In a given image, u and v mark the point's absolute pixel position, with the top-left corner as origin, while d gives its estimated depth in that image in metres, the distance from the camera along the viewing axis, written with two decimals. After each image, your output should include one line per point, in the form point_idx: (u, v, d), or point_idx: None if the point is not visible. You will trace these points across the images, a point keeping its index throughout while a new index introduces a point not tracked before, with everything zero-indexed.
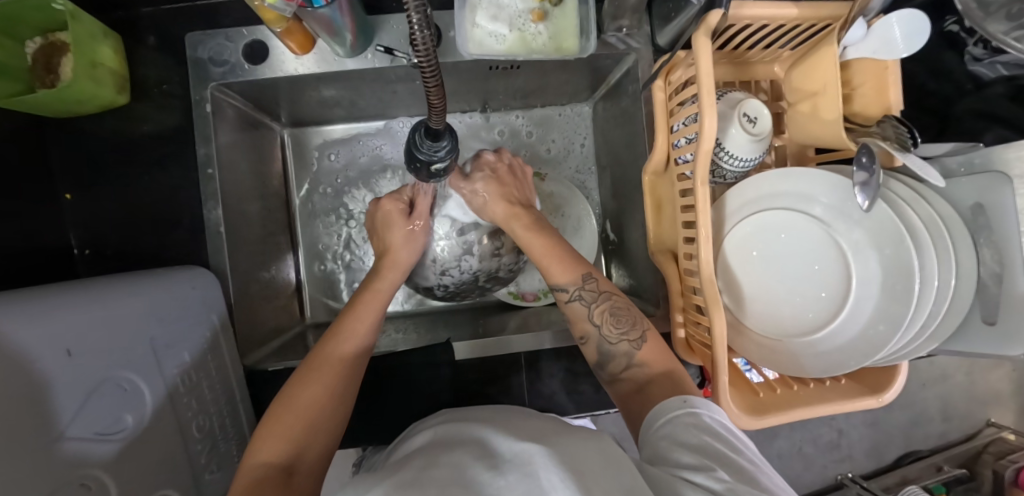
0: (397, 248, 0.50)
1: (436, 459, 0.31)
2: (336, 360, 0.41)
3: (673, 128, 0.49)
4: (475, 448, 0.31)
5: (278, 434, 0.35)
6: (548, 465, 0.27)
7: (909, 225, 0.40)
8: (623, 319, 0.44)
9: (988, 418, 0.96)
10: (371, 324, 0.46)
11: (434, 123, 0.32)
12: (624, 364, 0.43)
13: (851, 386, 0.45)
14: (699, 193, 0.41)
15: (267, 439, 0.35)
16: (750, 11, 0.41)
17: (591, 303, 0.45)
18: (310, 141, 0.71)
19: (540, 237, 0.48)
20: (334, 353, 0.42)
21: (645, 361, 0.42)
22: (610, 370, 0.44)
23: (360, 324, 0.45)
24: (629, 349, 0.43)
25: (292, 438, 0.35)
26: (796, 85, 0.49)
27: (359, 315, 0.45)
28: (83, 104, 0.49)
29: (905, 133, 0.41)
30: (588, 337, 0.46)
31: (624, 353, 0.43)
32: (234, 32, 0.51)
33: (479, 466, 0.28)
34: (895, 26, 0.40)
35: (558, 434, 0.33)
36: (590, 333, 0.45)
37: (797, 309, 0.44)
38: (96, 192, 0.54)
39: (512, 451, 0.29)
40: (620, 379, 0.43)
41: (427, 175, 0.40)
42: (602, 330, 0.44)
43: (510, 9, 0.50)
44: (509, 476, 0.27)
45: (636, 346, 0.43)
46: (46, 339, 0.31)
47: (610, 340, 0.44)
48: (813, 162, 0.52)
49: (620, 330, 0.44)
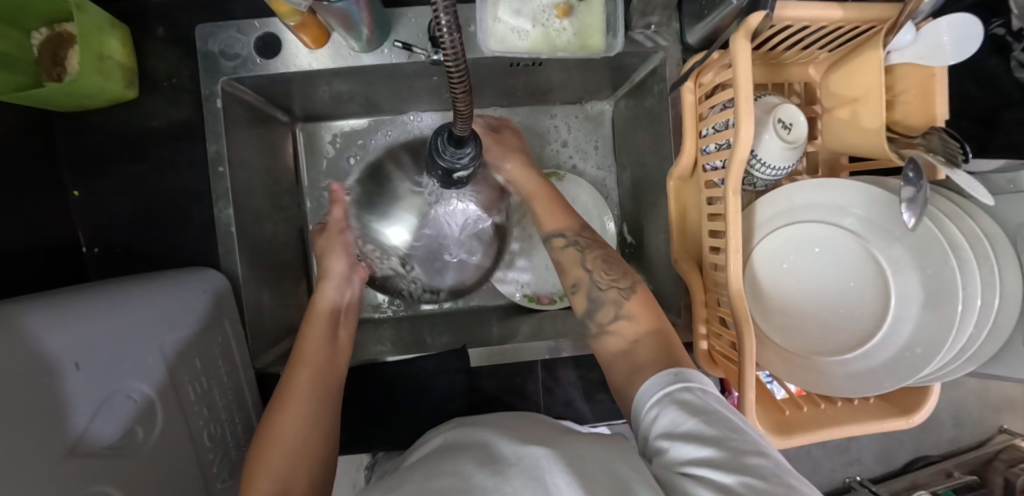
0: (332, 256, 0.54)
1: (435, 469, 0.29)
2: (306, 364, 0.44)
3: (701, 133, 0.47)
4: (479, 454, 0.30)
5: (267, 462, 0.36)
6: (553, 468, 0.26)
7: (954, 243, 0.38)
8: (614, 268, 0.45)
9: (1002, 424, 0.94)
10: (327, 343, 0.47)
11: (459, 129, 0.31)
12: (612, 315, 0.42)
13: (880, 405, 0.44)
14: (730, 203, 0.39)
15: (255, 478, 0.34)
16: (794, 12, 0.39)
17: (585, 250, 0.47)
18: (323, 136, 0.69)
19: (544, 194, 0.53)
20: (301, 376, 0.43)
21: (632, 314, 0.41)
22: (598, 320, 0.42)
23: (316, 344, 0.47)
24: (618, 298, 0.43)
25: (280, 475, 0.35)
26: (834, 90, 0.46)
27: (314, 335, 0.47)
28: (92, 98, 0.48)
29: (955, 147, 0.38)
30: (579, 284, 0.45)
31: (612, 301, 0.43)
32: (246, 24, 0.49)
33: (482, 471, 0.27)
34: (944, 33, 0.39)
35: (571, 435, 0.31)
36: (582, 278, 0.45)
37: (824, 327, 0.43)
38: (106, 189, 0.52)
39: (517, 456, 0.28)
40: (606, 330, 0.42)
41: (448, 181, 0.38)
42: (593, 274, 0.45)
43: (533, 3, 0.48)
44: (515, 481, 0.26)
45: (626, 297, 0.42)
46: (53, 351, 0.30)
47: (601, 286, 0.44)
48: (846, 171, 0.50)
49: (612, 277, 0.44)
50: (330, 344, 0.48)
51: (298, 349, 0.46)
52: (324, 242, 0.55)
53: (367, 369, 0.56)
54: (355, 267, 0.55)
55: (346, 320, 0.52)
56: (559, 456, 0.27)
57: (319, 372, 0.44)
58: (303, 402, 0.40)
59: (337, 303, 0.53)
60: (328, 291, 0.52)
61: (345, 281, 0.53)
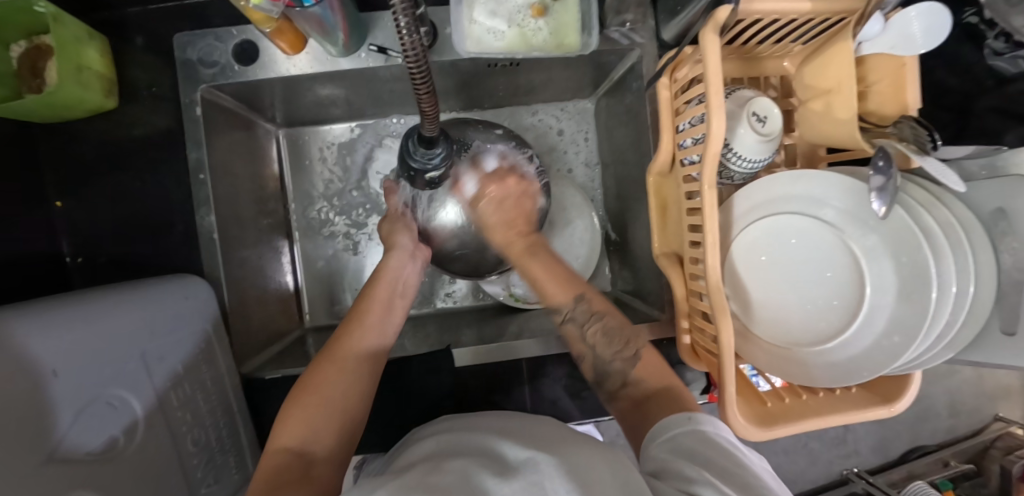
0: (399, 232, 0.54)
1: (439, 464, 0.29)
2: (359, 330, 0.46)
3: (678, 128, 0.47)
4: (479, 457, 0.30)
5: (303, 408, 0.38)
6: (553, 475, 0.26)
7: (928, 231, 0.38)
8: (614, 338, 0.45)
9: (997, 412, 0.94)
10: (382, 312, 0.49)
11: (427, 130, 0.31)
12: (621, 382, 0.42)
13: (862, 394, 0.44)
14: (706, 197, 0.39)
15: (289, 421, 0.37)
16: (762, 5, 0.39)
17: (585, 323, 0.46)
18: (305, 142, 0.69)
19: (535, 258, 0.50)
20: (350, 342, 0.45)
21: (641, 378, 0.42)
22: (608, 388, 0.44)
23: (373, 315, 0.49)
24: (624, 366, 0.43)
25: (310, 422, 0.37)
26: (808, 82, 0.47)
27: (371, 306, 0.49)
28: (71, 109, 0.48)
29: (926, 135, 0.38)
30: (585, 356, 0.46)
31: (618, 371, 0.43)
32: (224, 32, 0.50)
33: (484, 472, 0.27)
34: (913, 21, 0.38)
35: (567, 442, 0.31)
36: (585, 353, 0.46)
37: (834, 300, 0.43)
38: (88, 199, 0.52)
39: (518, 461, 0.28)
40: (618, 396, 0.42)
41: (423, 182, 0.39)
42: (596, 349, 0.45)
43: (509, 4, 0.48)
44: (514, 484, 0.26)
45: (631, 364, 0.43)
46: (35, 358, 0.30)
47: (605, 358, 0.44)
48: (824, 162, 0.50)
49: (613, 348, 0.44)
50: (383, 316, 0.49)
51: (354, 317, 0.48)
52: (388, 226, 0.56)
53: None
54: (420, 245, 0.55)
55: (403, 294, 0.53)
56: (560, 464, 0.27)
57: (371, 339, 0.46)
58: (347, 361, 0.43)
59: (397, 280, 0.53)
60: (385, 281, 0.52)
61: (413, 258, 0.54)
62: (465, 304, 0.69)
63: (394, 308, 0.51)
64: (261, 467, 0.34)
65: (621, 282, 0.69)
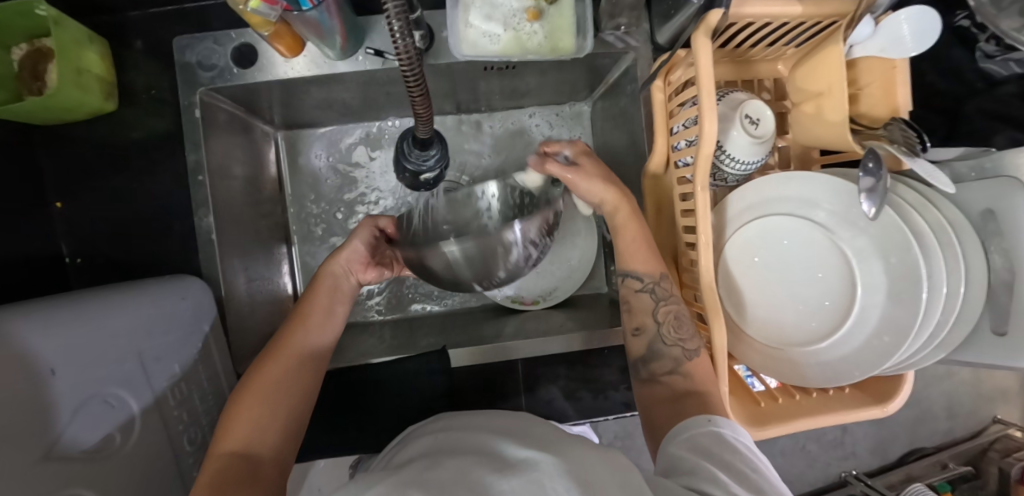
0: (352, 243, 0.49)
1: (435, 462, 0.29)
2: (301, 326, 0.43)
3: (672, 131, 0.48)
4: (475, 456, 0.30)
5: (245, 412, 0.36)
6: (553, 473, 0.26)
7: (918, 231, 0.39)
8: (685, 325, 0.42)
9: (995, 414, 0.94)
10: (327, 317, 0.46)
11: (421, 131, 0.32)
12: (670, 368, 0.41)
13: (854, 394, 0.45)
14: (698, 198, 0.40)
15: (231, 425, 0.35)
16: (752, 9, 0.39)
17: (662, 300, 0.43)
18: (304, 143, 0.69)
19: (633, 224, 0.45)
20: (294, 337, 0.42)
21: (691, 372, 0.40)
22: (651, 369, 0.42)
23: (315, 312, 0.45)
24: (681, 355, 0.41)
25: (254, 422, 0.35)
26: (800, 85, 0.47)
27: (315, 302, 0.46)
28: (71, 111, 0.48)
29: (914, 137, 0.39)
30: (643, 332, 0.44)
31: (673, 357, 0.41)
32: (222, 35, 0.50)
33: (484, 469, 0.27)
34: (904, 25, 0.39)
35: (565, 442, 0.31)
36: (648, 327, 0.43)
37: (802, 296, 0.44)
38: (87, 200, 0.53)
39: (519, 459, 0.29)
40: (660, 381, 0.41)
41: (417, 183, 0.40)
42: (661, 328, 0.43)
43: (504, 8, 0.49)
44: (513, 480, 0.26)
45: (689, 355, 0.41)
46: (35, 355, 0.31)
47: (665, 341, 0.42)
48: (818, 164, 0.50)
49: (680, 335, 0.42)
50: (327, 314, 0.46)
51: (297, 315, 0.44)
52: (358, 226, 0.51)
53: (351, 372, 0.56)
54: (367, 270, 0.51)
55: (345, 296, 0.49)
56: (561, 463, 0.27)
57: (322, 332, 0.44)
58: (291, 362, 0.40)
59: (339, 277, 0.49)
60: (324, 288, 0.47)
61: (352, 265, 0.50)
62: (461, 305, 0.69)
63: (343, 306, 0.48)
64: (203, 473, 0.32)
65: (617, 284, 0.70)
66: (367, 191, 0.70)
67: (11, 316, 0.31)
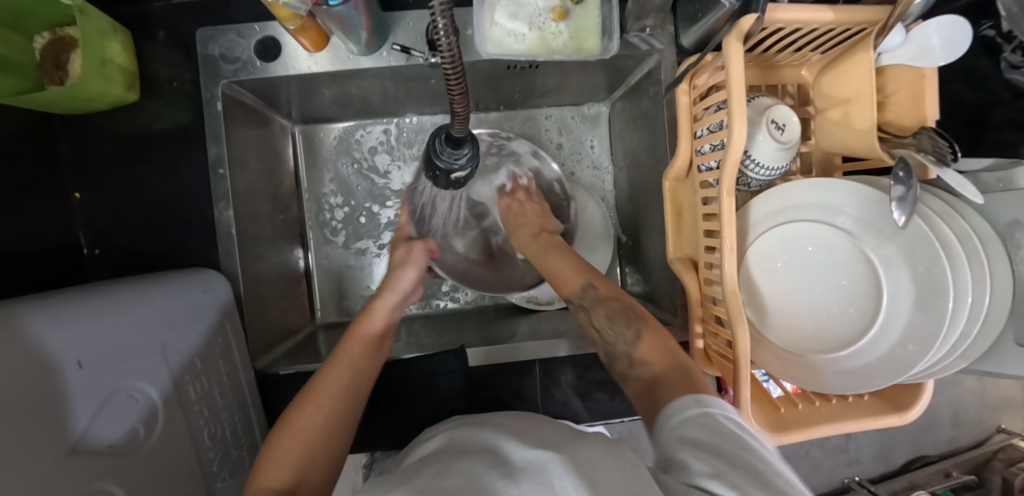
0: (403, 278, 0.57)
1: (448, 467, 0.29)
2: (351, 349, 0.46)
3: (696, 135, 0.48)
4: (498, 458, 0.30)
5: (286, 446, 0.35)
6: (561, 473, 0.26)
7: (943, 240, 0.39)
8: (619, 320, 0.46)
9: (999, 424, 0.94)
10: (375, 340, 0.48)
11: (456, 130, 0.31)
12: (628, 363, 0.43)
13: (873, 402, 0.45)
14: (724, 203, 0.39)
15: (271, 458, 0.35)
16: (784, 15, 0.39)
17: (592, 307, 0.49)
18: (321, 138, 0.69)
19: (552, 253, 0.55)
20: (340, 364, 0.44)
21: (647, 359, 0.42)
22: (619, 370, 0.44)
23: (358, 342, 0.47)
24: (629, 347, 0.44)
25: (293, 455, 0.35)
26: (826, 91, 0.47)
27: (365, 332, 0.49)
28: (93, 102, 0.48)
29: (945, 146, 0.38)
30: (597, 342, 0.48)
31: (624, 352, 0.44)
32: (246, 28, 0.50)
33: (492, 472, 0.27)
34: (934, 34, 0.39)
35: (573, 439, 0.31)
36: (597, 338, 0.48)
37: (830, 309, 0.44)
38: (107, 192, 0.53)
39: (526, 460, 0.28)
40: (629, 376, 0.42)
41: (447, 182, 0.39)
42: (603, 335, 0.47)
43: (530, 7, 0.49)
44: (522, 485, 0.26)
45: (634, 344, 0.44)
46: (59, 349, 0.31)
47: (612, 343, 0.46)
48: (840, 171, 0.50)
49: (618, 330, 0.45)
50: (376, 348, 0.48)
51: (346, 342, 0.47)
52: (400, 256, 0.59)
53: None
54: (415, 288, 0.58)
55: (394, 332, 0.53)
56: (566, 461, 0.27)
57: (370, 340, 0.48)
58: (332, 390, 0.40)
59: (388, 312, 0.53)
60: (375, 318, 0.51)
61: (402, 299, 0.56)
62: (475, 304, 0.69)
63: (385, 335, 0.51)
64: None
65: (631, 286, 0.70)
66: (383, 188, 0.70)
67: (33, 311, 0.31)
